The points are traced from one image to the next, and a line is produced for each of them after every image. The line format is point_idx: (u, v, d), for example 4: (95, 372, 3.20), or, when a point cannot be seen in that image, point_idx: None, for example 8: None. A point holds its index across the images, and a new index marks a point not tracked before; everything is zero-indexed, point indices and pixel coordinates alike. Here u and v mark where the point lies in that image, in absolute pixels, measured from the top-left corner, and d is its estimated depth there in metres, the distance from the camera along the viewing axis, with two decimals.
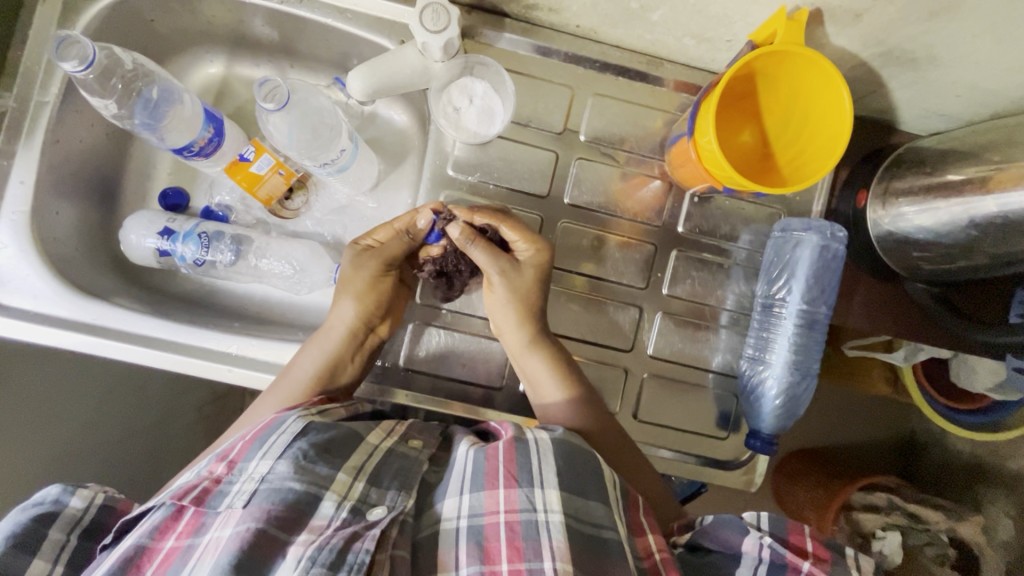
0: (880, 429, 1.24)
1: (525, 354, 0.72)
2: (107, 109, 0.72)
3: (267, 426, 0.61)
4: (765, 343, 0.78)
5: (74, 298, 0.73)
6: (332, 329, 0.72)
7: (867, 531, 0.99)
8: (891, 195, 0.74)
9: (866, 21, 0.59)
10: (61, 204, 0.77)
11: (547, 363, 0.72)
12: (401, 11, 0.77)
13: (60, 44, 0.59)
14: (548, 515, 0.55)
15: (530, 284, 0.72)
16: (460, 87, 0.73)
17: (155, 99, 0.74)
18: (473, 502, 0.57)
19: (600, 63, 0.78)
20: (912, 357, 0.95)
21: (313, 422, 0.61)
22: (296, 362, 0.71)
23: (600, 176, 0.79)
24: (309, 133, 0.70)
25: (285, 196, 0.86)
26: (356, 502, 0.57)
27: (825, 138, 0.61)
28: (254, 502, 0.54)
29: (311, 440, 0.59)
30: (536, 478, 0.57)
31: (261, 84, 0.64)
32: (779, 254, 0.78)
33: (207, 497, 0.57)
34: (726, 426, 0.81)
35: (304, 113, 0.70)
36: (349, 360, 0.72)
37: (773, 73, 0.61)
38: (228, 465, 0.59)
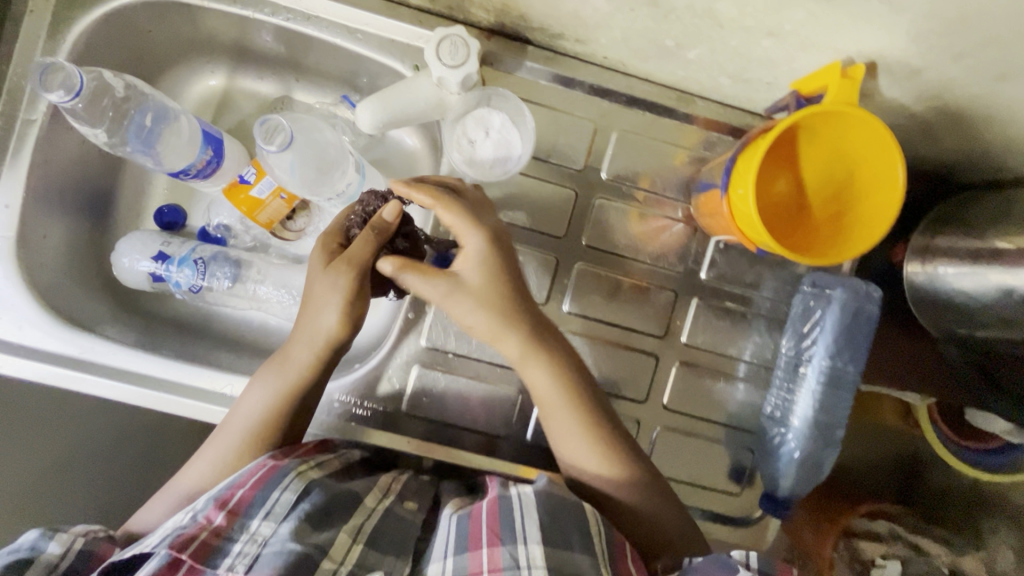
0: (885, 451, 1.02)
1: (524, 363, 0.65)
2: (97, 137, 0.68)
3: (268, 476, 0.57)
4: (786, 403, 0.74)
5: (60, 329, 0.69)
6: (295, 359, 0.65)
7: (868, 561, 0.88)
8: (932, 251, 0.70)
9: (924, 77, 0.54)
10: (49, 226, 0.73)
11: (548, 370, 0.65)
12: (417, 34, 0.70)
13: (45, 70, 0.54)
14: (531, 571, 0.52)
15: (493, 262, 0.63)
16: (476, 118, 0.68)
17: (149, 125, 0.70)
18: (458, 564, 0.54)
19: (627, 97, 0.73)
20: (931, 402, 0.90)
21: (316, 481, 0.59)
22: (244, 400, 0.65)
23: (620, 216, 0.75)
24: (315, 170, 0.65)
25: (287, 217, 0.82)
26: (354, 566, 0.55)
27: (869, 210, 0.56)
28: (256, 569, 0.52)
29: (314, 501, 0.57)
30: (518, 533, 0.54)
31: (261, 122, 0.59)
32: (807, 310, 0.73)
33: (206, 552, 0.53)
34: (739, 480, 0.77)
35: (308, 148, 0.64)
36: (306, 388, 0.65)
37: (819, 135, 0.56)
38: (229, 515, 0.55)
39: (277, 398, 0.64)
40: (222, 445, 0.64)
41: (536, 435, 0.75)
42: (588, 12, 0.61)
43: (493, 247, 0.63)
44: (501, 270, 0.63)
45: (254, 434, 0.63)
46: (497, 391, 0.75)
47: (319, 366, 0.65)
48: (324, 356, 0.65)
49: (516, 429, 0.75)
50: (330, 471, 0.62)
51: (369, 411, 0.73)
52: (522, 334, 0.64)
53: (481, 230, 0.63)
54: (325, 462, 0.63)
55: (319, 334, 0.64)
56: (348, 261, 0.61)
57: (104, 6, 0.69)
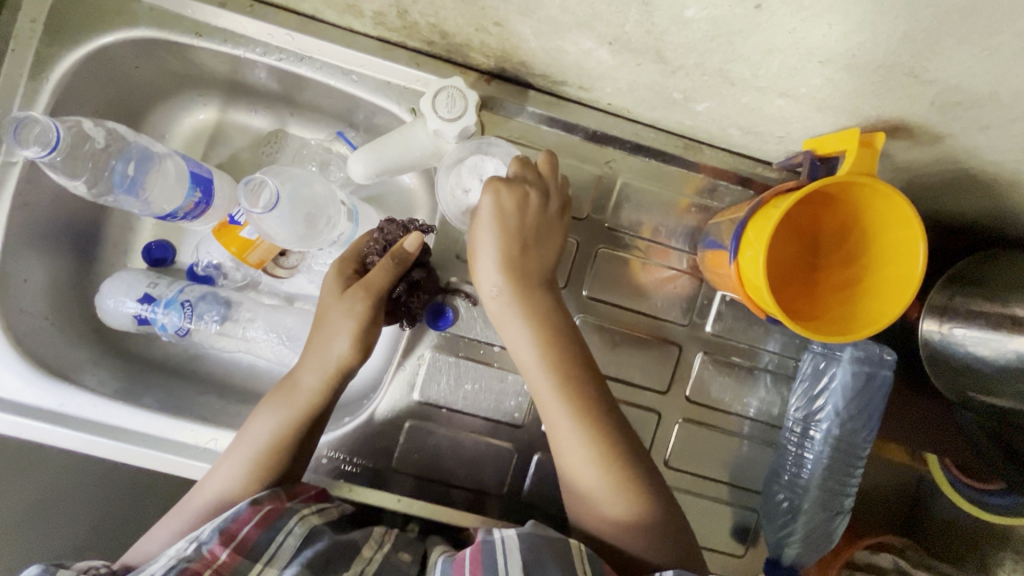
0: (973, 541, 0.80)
1: (511, 331, 0.61)
2: (79, 189, 0.65)
3: (274, 514, 0.55)
4: (796, 466, 0.72)
5: (39, 380, 0.67)
6: (304, 386, 0.62)
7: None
8: (949, 311, 0.66)
9: (945, 143, 0.51)
10: (32, 269, 0.71)
11: (538, 348, 0.60)
12: (414, 77, 0.67)
13: (19, 125, 0.52)
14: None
15: (508, 222, 0.59)
16: (470, 166, 0.65)
17: (132, 174, 0.67)
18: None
19: (632, 144, 0.69)
20: None
21: (320, 526, 0.56)
22: (250, 427, 0.62)
23: (621, 266, 0.72)
24: (305, 224, 0.63)
25: (279, 254, 0.80)
26: None
27: (884, 284, 0.52)
28: None
29: (316, 549, 0.54)
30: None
31: (246, 182, 0.59)
32: (817, 371, 0.71)
33: None
34: (743, 542, 0.74)
35: (296, 202, 0.62)
36: (320, 415, 0.63)
37: (836, 201, 0.54)
38: (230, 555, 0.52)
39: (285, 421, 0.61)
40: (229, 467, 0.60)
41: (532, 491, 0.72)
42: (593, 64, 0.58)
43: (519, 211, 0.59)
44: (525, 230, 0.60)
45: (265, 468, 0.60)
46: (492, 445, 0.72)
47: (329, 392, 0.63)
48: (336, 382, 0.63)
49: (512, 486, 0.72)
50: (330, 520, 0.60)
51: (357, 468, 0.70)
52: (532, 305, 0.60)
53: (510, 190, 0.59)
54: (326, 509, 0.61)
55: (333, 356, 0.62)
56: (365, 287, 0.62)
57: (86, 42, 0.66)
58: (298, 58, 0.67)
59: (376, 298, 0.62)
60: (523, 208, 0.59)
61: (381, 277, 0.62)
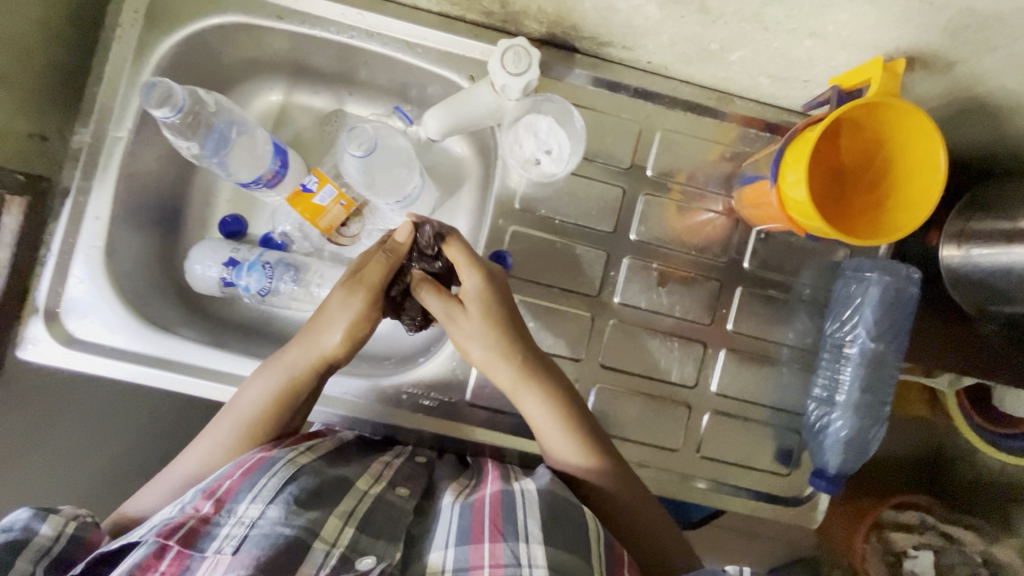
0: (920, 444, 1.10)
1: (518, 390, 0.70)
2: (189, 149, 0.74)
3: (258, 465, 0.60)
4: (834, 383, 0.77)
5: (143, 332, 0.73)
6: (294, 361, 0.69)
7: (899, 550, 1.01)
8: (966, 235, 0.73)
9: (956, 71, 0.59)
10: (132, 236, 0.78)
11: (540, 398, 0.70)
12: (472, 46, 0.76)
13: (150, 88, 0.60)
14: (533, 570, 0.55)
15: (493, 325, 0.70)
16: (526, 124, 0.73)
17: (233, 137, 0.75)
18: (458, 556, 0.56)
19: (669, 99, 0.77)
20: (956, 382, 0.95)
21: (303, 467, 0.61)
22: (241, 397, 0.68)
23: (664, 211, 0.79)
24: (390, 175, 0.72)
25: (342, 224, 0.85)
26: (345, 549, 0.55)
27: (913, 192, 0.59)
28: (244, 549, 0.52)
29: (302, 485, 0.58)
30: (521, 532, 0.58)
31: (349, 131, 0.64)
32: (847, 293, 0.77)
33: (195, 538, 0.54)
34: (787, 463, 0.81)
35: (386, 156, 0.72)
36: (309, 391, 0.69)
37: (862, 125, 0.60)
38: (216, 503, 0.56)
39: (272, 392, 0.68)
40: (220, 429, 0.66)
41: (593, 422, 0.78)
42: (640, 20, 0.65)
43: (490, 296, 0.69)
44: (500, 311, 0.70)
45: (254, 433, 0.66)
46: None
47: (320, 369, 0.70)
48: (324, 366, 0.70)
49: None
50: (322, 452, 0.66)
51: (436, 403, 0.79)
52: (523, 359, 0.70)
53: (476, 274, 0.69)
54: (315, 445, 0.66)
55: (325, 343, 0.69)
56: (362, 281, 0.69)
57: (183, 28, 0.74)
58: (370, 35, 0.76)
59: (374, 292, 0.69)
60: (491, 288, 0.70)
61: (377, 270, 0.69)
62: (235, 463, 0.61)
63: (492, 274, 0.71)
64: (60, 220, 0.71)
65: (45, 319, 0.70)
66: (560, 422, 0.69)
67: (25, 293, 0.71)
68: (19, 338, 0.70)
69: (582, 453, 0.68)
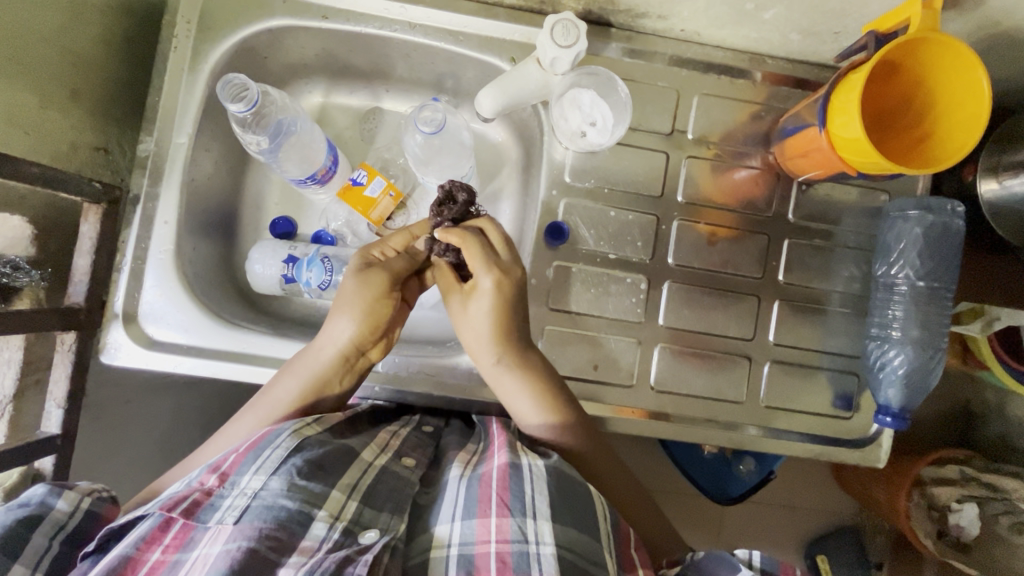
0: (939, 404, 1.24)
1: (499, 372, 0.72)
2: (258, 145, 0.76)
3: (262, 438, 0.60)
4: (887, 321, 0.79)
5: (218, 329, 0.75)
6: (323, 347, 0.70)
7: (942, 504, 1.05)
8: (1003, 168, 0.76)
9: (989, 7, 0.62)
10: (196, 241, 0.80)
11: (521, 380, 0.71)
12: (512, 29, 0.79)
13: (230, 87, 0.68)
14: (540, 547, 0.54)
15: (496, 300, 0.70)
16: (570, 99, 0.76)
17: (295, 131, 0.78)
18: (465, 530, 0.56)
19: (703, 64, 0.81)
20: (988, 328, 0.94)
21: (308, 439, 0.61)
22: (278, 382, 0.70)
23: (708, 172, 0.81)
24: (451, 156, 0.77)
25: (389, 217, 0.85)
26: (348, 522, 0.56)
27: (957, 126, 0.64)
28: (245, 520, 0.53)
29: (306, 456, 0.59)
30: (528, 507, 0.57)
31: (419, 109, 0.69)
32: (893, 234, 0.79)
33: (197, 509, 0.55)
34: (848, 407, 0.83)
35: (450, 140, 0.76)
36: (337, 378, 0.71)
37: (901, 66, 0.64)
38: (220, 477, 0.58)
39: (302, 386, 0.69)
40: (251, 416, 0.68)
41: (659, 381, 0.80)
42: None
43: (503, 297, 0.70)
44: (512, 309, 0.71)
45: (297, 411, 0.68)
46: (618, 343, 0.80)
47: (342, 362, 0.71)
48: (351, 356, 0.71)
49: (640, 379, 0.80)
50: (330, 425, 0.66)
51: None
52: (510, 347, 0.71)
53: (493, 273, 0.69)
54: (326, 418, 0.67)
55: (337, 337, 0.70)
56: (383, 271, 0.71)
57: (233, 34, 0.77)
58: (412, 26, 0.79)
59: (395, 284, 0.71)
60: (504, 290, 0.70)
61: (401, 266, 0.72)
62: (238, 443, 0.62)
63: (511, 274, 0.70)
64: (131, 227, 0.74)
65: (124, 322, 0.73)
66: (537, 396, 0.71)
67: (102, 301, 0.73)
68: (101, 344, 0.73)
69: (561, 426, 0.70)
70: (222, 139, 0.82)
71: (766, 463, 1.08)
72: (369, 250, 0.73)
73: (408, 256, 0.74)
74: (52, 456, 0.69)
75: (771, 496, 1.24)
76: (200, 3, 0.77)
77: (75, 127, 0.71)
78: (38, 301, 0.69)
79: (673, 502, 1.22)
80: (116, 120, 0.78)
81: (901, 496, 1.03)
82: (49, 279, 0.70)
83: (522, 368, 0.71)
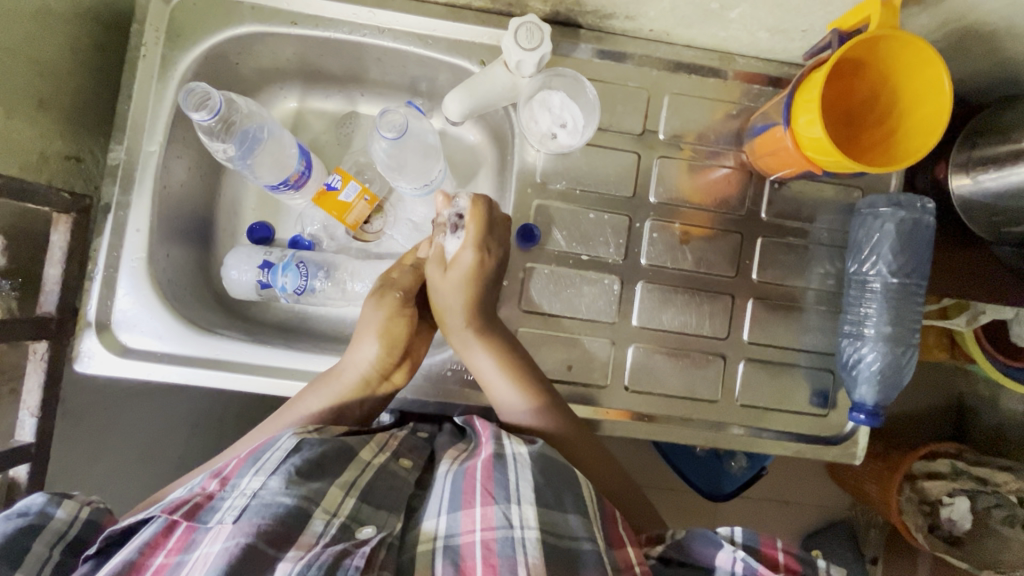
0: (931, 397, 1.23)
1: (468, 347, 0.75)
2: (225, 152, 0.76)
3: (262, 444, 0.61)
4: (861, 318, 0.79)
5: (191, 335, 0.76)
6: (352, 367, 0.73)
7: (933, 499, 1.04)
8: (974, 162, 0.75)
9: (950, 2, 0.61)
10: (171, 247, 0.80)
11: (491, 356, 0.74)
12: (480, 32, 0.79)
13: (192, 96, 0.68)
14: (524, 531, 0.54)
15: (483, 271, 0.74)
16: (539, 101, 0.76)
17: (263, 138, 0.78)
18: (451, 523, 0.56)
19: (673, 64, 0.81)
20: (973, 321, 0.95)
21: (307, 439, 0.62)
22: (303, 399, 0.72)
23: (679, 171, 0.81)
24: (418, 159, 0.77)
25: (366, 220, 0.85)
26: (345, 519, 0.56)
27: (919, 124, 0.64)
28: (244, 518, 0.53)
29: (304, 456, 0.59)
30: (512, 493, 0.57)
31: (382, 114, 0.69)
32: (866, 233, 0.79)
33: (198, 511, 0.55)
34: (825, 403, 0.83)
35: (415, 142, 0.76)
36: (357, 404, 0.73)
37: (864, 63, 0.64)
38: (221, 481, 0.58)
39: (326, 407, 0.71)
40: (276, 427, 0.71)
41: (634, 381, 0.81)
42: None
43: (480, 271, 0.74)
44: (480, 287, 0.74)
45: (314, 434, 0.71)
46: (591, 343, 0.80)
47: (363, 386, 0.73)
48: (369, 382, 0.74)
49: (614, 380, 0.80)
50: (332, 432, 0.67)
51: None
52: (477, 321, 0.75)
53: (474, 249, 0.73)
54: (325, 425, 0.68)
55: (362, 358, 0.73)
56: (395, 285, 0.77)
57: (204, 41, 0.78)
58: (381, 30, 0.79)
59: (403, 293, 0.77)
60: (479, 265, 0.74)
61: (408, 279, 0.78)
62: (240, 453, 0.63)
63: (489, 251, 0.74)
64: (103, 236, 0.75)
65: (98, 331, 0.74)
66: (517, 379, 0.73)
67: (75, 309, 0.74)
68: (74, 352, 0.74)
69: (533, 402, 0.72)
70: (196, 146, 0.83)
71: (757, 459, 1.08)
72: (387, 275, 0.79)
73: (413, 268, 0.80)
74: (28, 464, 0.70)
75: (761, 493, 1.24)
76: (170, 10, 0.77)
77: (45, 137, 0.71)
78: (10, 310, 0.69)
79: (662, 499, 1.22)
80: (88, 130, 0.78)
81: (891, 493, 1.03)
82: (21, 289, 0.71)
83: (491, 338, 0.75)
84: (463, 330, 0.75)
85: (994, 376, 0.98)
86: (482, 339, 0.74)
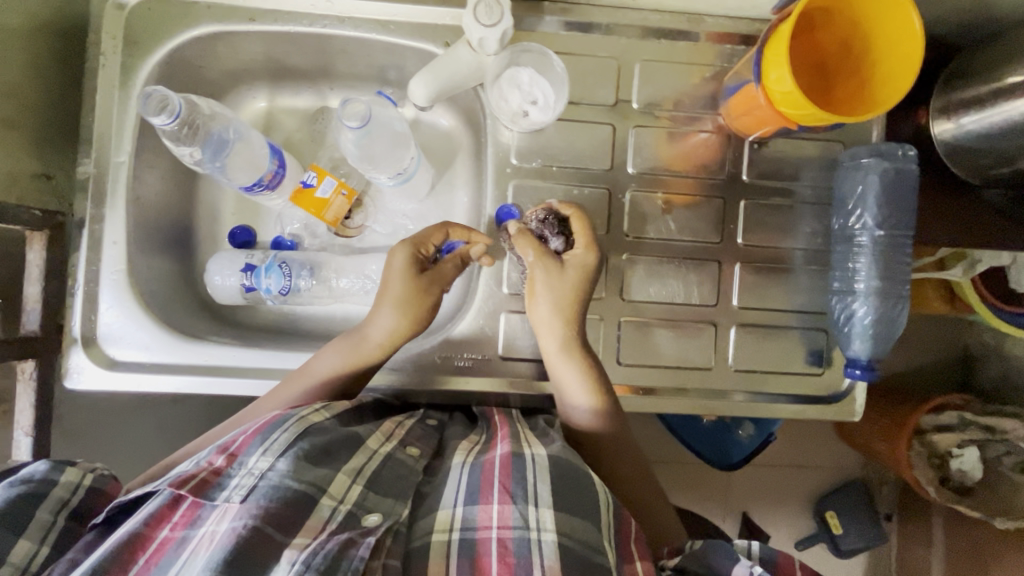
0: (935, 349, 1.22)
1: (557, 360, 0.73)
2: (192, 156, 0.76)
3: (269, 423, 0.61)
4: (850, 273, 0.78)
5: (179, 343, 0.75)
6: (370, 334, 0.74)
7: (942, 452, 1.04)
8: (954, 106, 0.74)
9: None
10: (151, 259, 0.80)
11: (581, 369, 0.72)
12: (442, 13, 0.78)
13: (150, 100, 0.67)
14: (542, 533, 0.54)
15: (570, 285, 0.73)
16: (507, 79, 0.75)
17: (230, 139, 0.77)
18: (467, 515, 0.56)
19: (641, 29, 0.79)
20: (971, 270, 0.93)
21: (312, 426, 0.61)
22: (317, 361, 0.74)
23: (656, 140, 0.80)
24: (387, 146, 0.76)
25: (346, 216, 0.84)
26: (352, 507, 0.56)
27: (892, 69, 0.62)
28: (252, 499, 0.53)
29: (313, 441, 0.59)
30: (531, 494, 0.57)
31: (344, 104, 0.68)
32: (850, 185, 0.78)
33: (206, 488, 0.55)
34: (820, 362, 0.82)
35: (383, 130, 0.75)
36: (365, 365, 0.75)
37: (833, 9, 0.63)
38: (229, 457, 0.57)
39: (342, 366, 0.73)
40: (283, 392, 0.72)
41: (626, 354, 0.80)
42: None
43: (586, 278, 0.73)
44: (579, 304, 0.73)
45: (323, 392, 0.72)
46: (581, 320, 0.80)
47: (378, 350, 0.75)
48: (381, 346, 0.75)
49: (606, 356, 0.80)
50: (338, 413, 0.67)
51: (470, 361, 0.80)
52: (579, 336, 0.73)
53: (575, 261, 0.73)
54: (333, 403, 0.67)
55: (380, 327, 0.74)
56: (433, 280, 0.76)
57: (163, 45, 0.77)
58: (341, 20, 0.78)
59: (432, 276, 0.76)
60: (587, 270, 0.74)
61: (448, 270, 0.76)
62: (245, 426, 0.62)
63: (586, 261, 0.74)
64: (80, 251, 0.75)
65: (84, 346, 0.74)
66: (592, 382, 0.73)
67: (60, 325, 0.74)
68: (63, 370, 0.74)
69: (600, 409, 0.73)
70: (167, 153, 0.82)
71: (766, 425, 1.07)
72: (417, 247, 0.75)
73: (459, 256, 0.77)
74: None
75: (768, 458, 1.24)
76: (126, 17, 0.76)
77: (12, 156, 0.71)
78: None
79: (668, 471, 1.22)
80: (55, 145, 0.78)
81: (901, 448, 1.02)
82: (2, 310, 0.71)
83: (578, 353, 0.73)
84: (555, 339, 0.73)
85: (988, 319, 0.96)
86: (571, 355, 0.72)
